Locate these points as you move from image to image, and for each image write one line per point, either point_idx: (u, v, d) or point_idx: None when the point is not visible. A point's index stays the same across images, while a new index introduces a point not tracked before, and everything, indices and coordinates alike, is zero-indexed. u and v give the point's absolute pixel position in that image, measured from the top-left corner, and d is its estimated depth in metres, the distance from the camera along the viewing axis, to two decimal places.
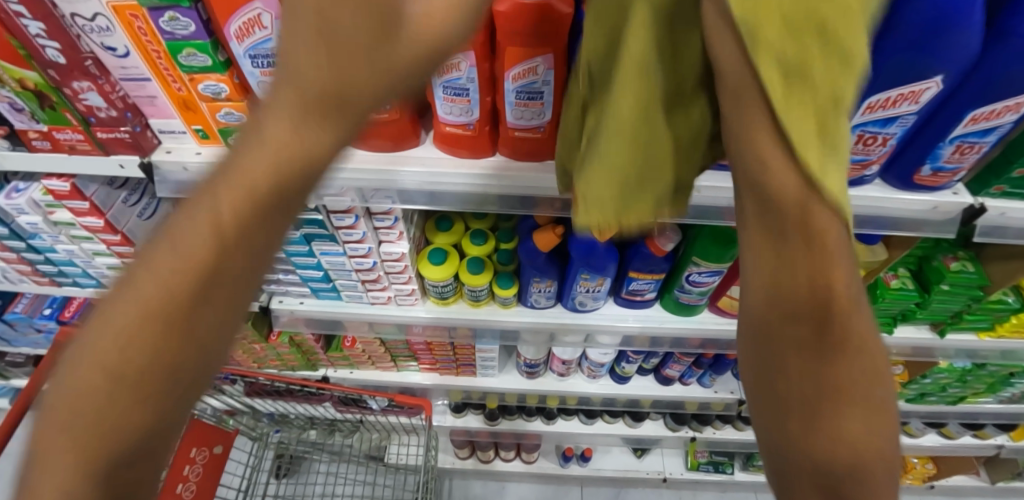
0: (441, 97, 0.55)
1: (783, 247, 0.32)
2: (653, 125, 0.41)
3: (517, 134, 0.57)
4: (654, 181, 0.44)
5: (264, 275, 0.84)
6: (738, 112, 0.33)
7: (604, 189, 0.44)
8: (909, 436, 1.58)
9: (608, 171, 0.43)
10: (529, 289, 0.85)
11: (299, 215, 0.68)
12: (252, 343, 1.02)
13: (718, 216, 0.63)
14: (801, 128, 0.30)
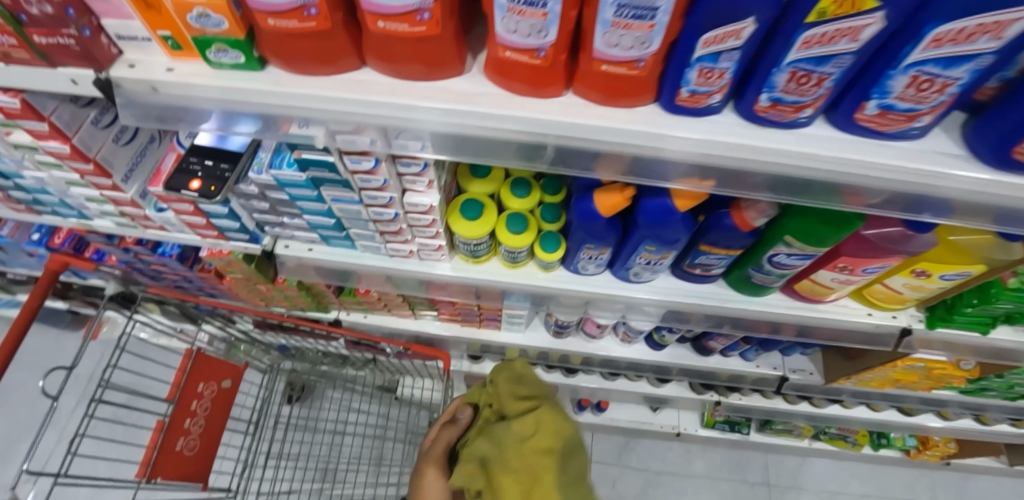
0: (505, 9, 0.38)
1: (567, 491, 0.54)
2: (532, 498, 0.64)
3: (604, 68, 0.42)
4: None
5: (267, 217, 0.72)
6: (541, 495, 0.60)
7: None
8: (944, 419, 1.45)
9: None
10: (578, 255, 0.72)
11: (304, 156, 0.54)
12: (257, 283, 0.93)
13: (830, 193, 0.51)
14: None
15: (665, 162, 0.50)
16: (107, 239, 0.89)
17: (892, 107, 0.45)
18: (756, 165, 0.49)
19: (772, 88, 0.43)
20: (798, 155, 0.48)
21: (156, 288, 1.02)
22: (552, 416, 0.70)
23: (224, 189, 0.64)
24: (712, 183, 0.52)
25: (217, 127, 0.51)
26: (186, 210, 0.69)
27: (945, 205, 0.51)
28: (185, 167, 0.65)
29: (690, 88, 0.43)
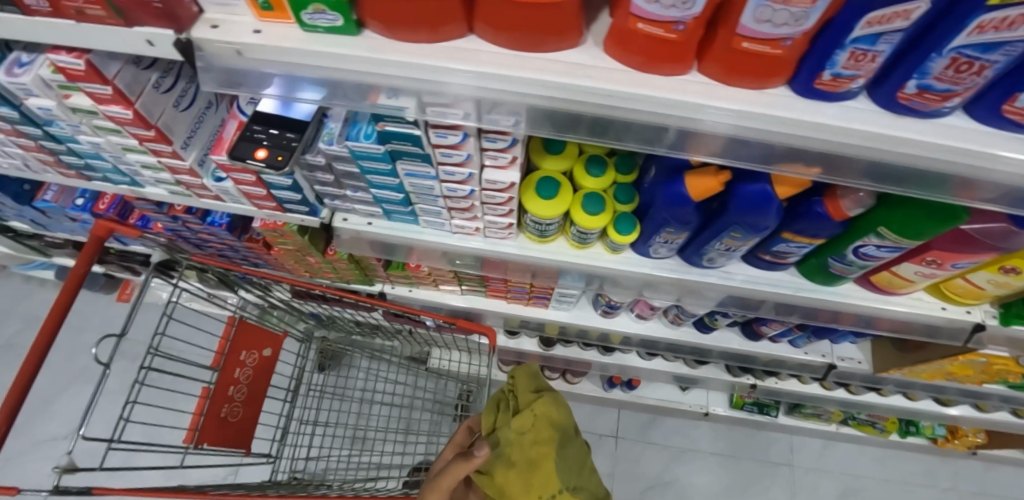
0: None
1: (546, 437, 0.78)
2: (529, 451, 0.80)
3: (745, 45, 0.39)
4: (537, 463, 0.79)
5: (329, 190, 0.69)
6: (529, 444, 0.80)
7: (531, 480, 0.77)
8: (981, 411, 1.42)
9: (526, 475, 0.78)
10: (653, 239, 0.69)
11: (388, 129, 0.51)
12: (306, 255, 0.91)
13: (959, 190, 0.47)
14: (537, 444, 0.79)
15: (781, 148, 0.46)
16: (156, 207, 0.87)
17: None
18: (881, 156, 0.46)
19: (924, 74, 0.40)
20: (934, 146, 0.44)
21: (200, 256, 1.01)
22: (550, 415, 0.82)
23: (292, 159, 0.61)
24: (830, 172, 0.48)
25: (281, 93, 0.48)
26: (247, 181, 0.67)
27: None
28: (248, 135, 0.62)
29: (834, 72, 0.41)
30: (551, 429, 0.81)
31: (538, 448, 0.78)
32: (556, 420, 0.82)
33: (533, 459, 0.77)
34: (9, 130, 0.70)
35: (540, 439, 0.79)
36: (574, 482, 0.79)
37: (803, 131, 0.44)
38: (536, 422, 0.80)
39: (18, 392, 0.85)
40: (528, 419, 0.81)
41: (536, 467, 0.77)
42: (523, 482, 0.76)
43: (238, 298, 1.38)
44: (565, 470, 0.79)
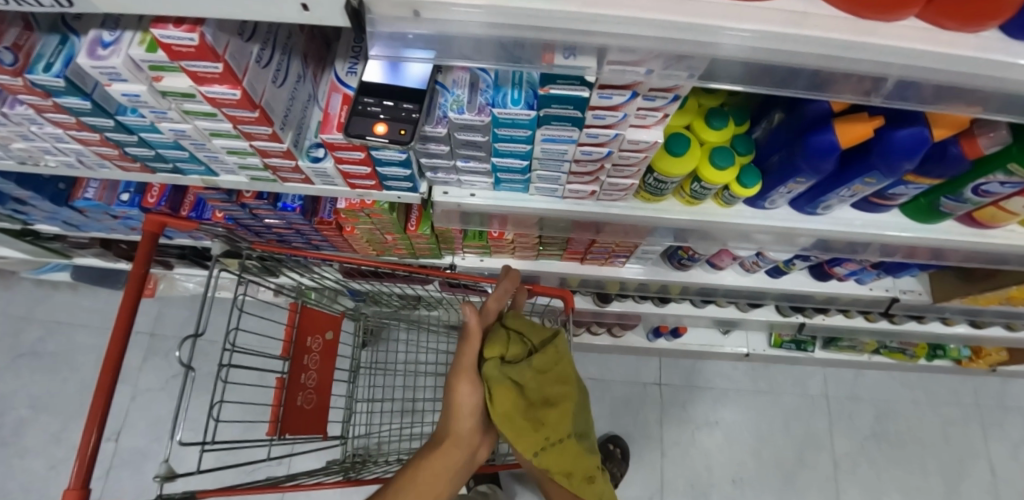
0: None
1: (566, 389, 0.83)
2: (549, 390, 0.80)
3: None
4: (557, 403, 0.80)
5: (437, 163, 0.65)
6: (547, 385, 0.81)
7: (551, 415, 0.78)
8: (1010, 331, 1.49)
9: (552, 412, 0.78)
10: (775, 189, 0.67)
11: (551, 92, 0.47)
12: (384, 233, 0.87)
13: None
14: (560, 395, 0.82)
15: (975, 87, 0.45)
16: (223, 196, 0.82)
17: None
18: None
19: None
20: None
21: (260, 243, 0.96)
22: (564, 361, 0.86)
23: (415, 132, 0.56)
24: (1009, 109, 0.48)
25: (386, 51, 0.46)
26: (355, 160, 0.62)
27: None
28: (361, 109, 0.57)
29: None
30: (566, 373, 0.85)
31: (554, 390, 0.81)
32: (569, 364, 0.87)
33: (547, 400, 0.80)
34: (72, 124, 0.63)
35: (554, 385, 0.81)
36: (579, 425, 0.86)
37: (1008, 72, 0.43)
38: (552, 361, 0.84)
39: (104, 402, 0.82)
40: (548, 357, 0.83)
41: (552, 405, 0.80)
42: (536, 416, 0.76)
43: (281, 280, 1.34)
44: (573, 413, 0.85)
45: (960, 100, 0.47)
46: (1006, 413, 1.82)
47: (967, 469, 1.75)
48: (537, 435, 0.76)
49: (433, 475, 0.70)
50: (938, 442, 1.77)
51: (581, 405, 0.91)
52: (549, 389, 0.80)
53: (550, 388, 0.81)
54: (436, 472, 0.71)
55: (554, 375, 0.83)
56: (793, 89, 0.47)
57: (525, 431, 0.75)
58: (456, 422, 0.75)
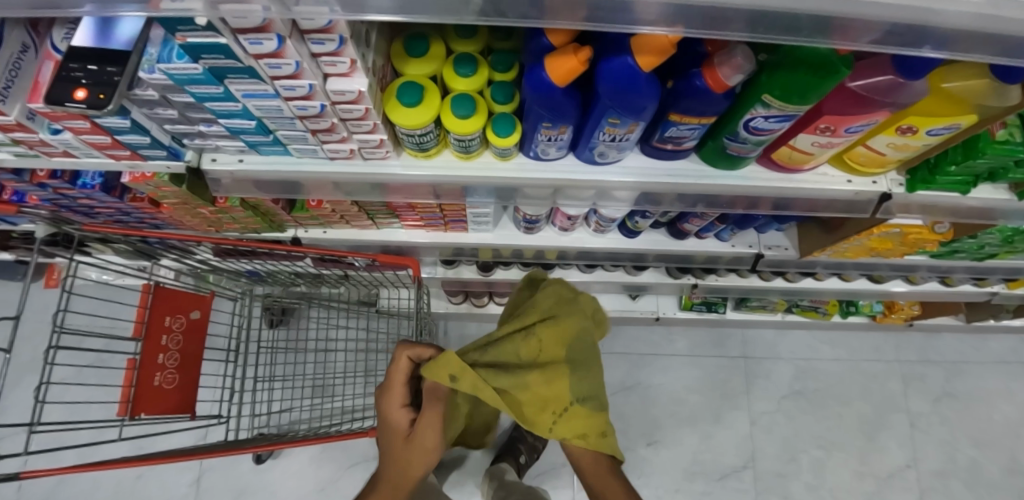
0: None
1: (563, 361, 0.78)
2: (549, 372, 0.76)
3: None
4: (556, 382, 0.76)
5: (182, 128, 0.64)
6: (545, 368, 0.76)
7: (552, 393, 0.76)
8: (911, 284, 1.52)
9: (550, 394, 0.76)
10: (535, 137, 0.64)
11: (189, 40, 0.45)
12: (197, 208, 0.85)
13: (819, 36, 0.45)
14: (554, 371, 0.77)
15: (881, 24, 0.44)
16: (16, 176, 0.79)
17: None
18: (927, 15, 0.42)
19: None
20: None
21: (91, 223, 0.94)
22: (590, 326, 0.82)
23: (116, 95, 0.53)
24: (680, 28, 0.45)
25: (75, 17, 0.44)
26: (83, 129, 0.60)
27: (949, 38, 0.45)
28: (65, 75, 0.53)
29: None
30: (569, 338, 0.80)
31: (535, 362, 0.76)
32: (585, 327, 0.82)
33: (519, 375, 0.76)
34: None
35: (540, 363, 0.76)
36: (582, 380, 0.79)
37: None
38: (547, 342, 0.77)
39: None
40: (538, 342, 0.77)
41: (549, 384, 0.76)
42: (537, 404, 0.75)
43: (165, 263, 1.31)
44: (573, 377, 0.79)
45: (629, 21, 0.44)
46: (925, 366, 1.89)
47: (885, 421, 1.81)
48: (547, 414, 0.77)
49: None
50: (856, 396, 1.83)
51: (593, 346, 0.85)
52: (547, 377, 0.76)
53: (550, 370, 0.76)
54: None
55: (547, 354, 0.77)
56: (432, 14, 0.44)
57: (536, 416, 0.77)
58: (401, 472, 0.79)
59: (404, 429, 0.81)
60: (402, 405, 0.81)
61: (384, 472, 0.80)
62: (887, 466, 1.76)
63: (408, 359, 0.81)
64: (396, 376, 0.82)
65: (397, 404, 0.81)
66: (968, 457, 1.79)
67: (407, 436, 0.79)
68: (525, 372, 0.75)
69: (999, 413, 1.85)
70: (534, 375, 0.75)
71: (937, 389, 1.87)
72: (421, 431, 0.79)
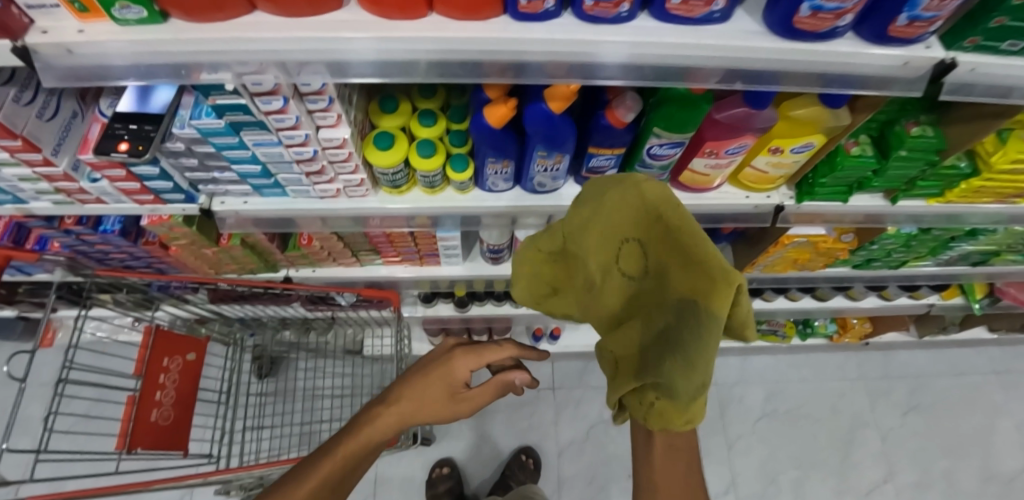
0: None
1: (665, 364, 0.46)
2: (653, 385, 0.49)
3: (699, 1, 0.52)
4: (674, 388, 0.46)
5: (198, 175, 0.79)
6: (647, 386, 0.50)
7: (673, 397, 0.46)
8: (853, 300, 1.68)
9: (671, 404, 0.48)
10: (485, 171, 0.80)
11: (218, 101, 0.61)
12: (203, 248, 0.98)
13: (679, 78, 0.60)
14: (659, 387, 0.48)
15: (718, 68, 0.59)
16: (46, 223, 0.92)
17: (917, 17, 0.55)
18: (748, 60, 0.59)
19: (913, 8, 0.53)
20: (633, 42, 0.56)
21: (103, 269, 1.05)
22: (690, 307, 0.44)
23: (152, 147, 0.67)
24: (576, 79, 0.60)
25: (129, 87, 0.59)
26: (119, 177, 0.74)
27: (776, 75, 0.61)
28: (111, 132, 0.68)
29: (813, 7, 0.52)
30: (664, 336, 0.48)
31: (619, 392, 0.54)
32: (696, 319, 0.43)
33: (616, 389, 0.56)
34: None
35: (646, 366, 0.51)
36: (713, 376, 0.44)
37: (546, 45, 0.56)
38: (651, 334, 0.50)
39: None
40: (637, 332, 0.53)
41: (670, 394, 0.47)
42: (678, 414, 0.48)
43: (161, 313, 1.40)
44: (691, 408, 0.46)
45: (537, 75, 0.59)
46: (890, 382, 2.02)
47: (858, 438, 1.90)
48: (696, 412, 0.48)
49: (360, 469, 0.73)
50: (825, 415, 1.93)
51: (702, 262, 0.43)
52: (664, 392, 0.47)
53: (659, 379, 0.47)
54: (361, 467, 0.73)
55: (653, 361, 0.49)
56: (386, 76, 0.58)
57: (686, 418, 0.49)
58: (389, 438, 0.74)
59: (444, 394, 0.75)
60: (471, 369, 0.77)
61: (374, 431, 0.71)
62: (865, 482, 1.84)
63: (513, 354, 0.80)
64: (488, 347, 0.78)
65: (440, 389, 0.75)
66: (942, 469, 1.89)
67: (451, 401, 0.76)
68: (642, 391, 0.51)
69: (961, 423, 1.96)
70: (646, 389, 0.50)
71: (902, 403, 1.99)
72: (464, 406, 0.78)
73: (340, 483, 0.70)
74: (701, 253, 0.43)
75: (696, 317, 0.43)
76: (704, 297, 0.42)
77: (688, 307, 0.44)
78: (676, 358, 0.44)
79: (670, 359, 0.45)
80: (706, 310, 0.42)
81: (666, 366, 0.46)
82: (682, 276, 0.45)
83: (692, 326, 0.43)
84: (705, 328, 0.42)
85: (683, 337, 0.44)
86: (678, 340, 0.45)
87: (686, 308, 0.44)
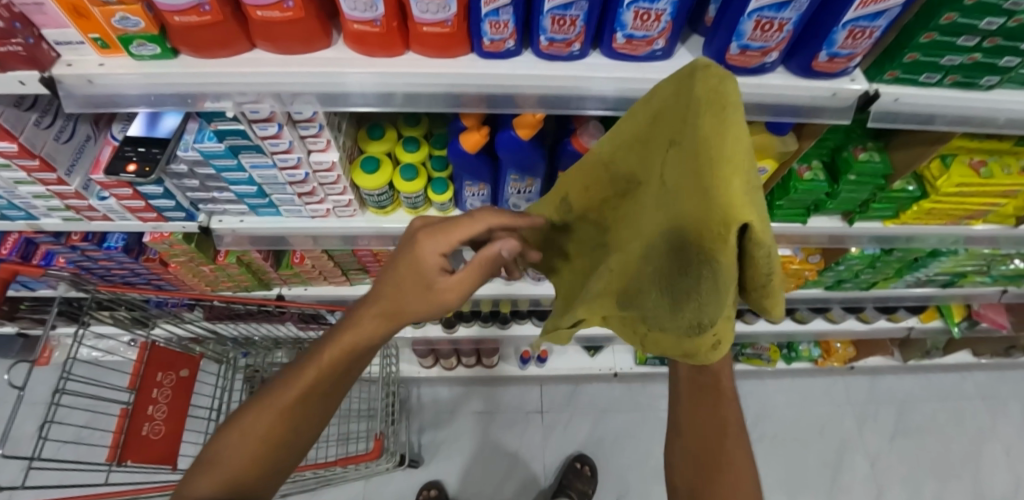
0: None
1: (685, 286, 0.50)
2: (670, 309, 0.53)
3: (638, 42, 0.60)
4: (687, 312, 0.50)
5: (199, 195, 0.85)
6: (666, 309, 0.54)
7: (681, 320, 0.51)
8: (833, 323, 1.73)
9: (679, 327, 0.53)
10: (463, 193, 0.87)
11: (220, 126, 0.68)
12: (200, 265, 1.04)
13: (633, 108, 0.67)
14: (677, 311, 0.52)
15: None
16: (54, 238, 0.98)
17: (836, 54, 0.62)
18: None
19: (832, 46, 0.61)
20: (588, 77, 0.63)
21: (105, 285, 1.11)
22: (698, 234, 0.45)
23: (157, 168, 0.74)
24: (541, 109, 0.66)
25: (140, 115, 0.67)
26: (125, 195, 0.81)
27: None
28: (121, 154, 0.75)
29: (743, 44, 0.60)
30: (679, 257, 0.50)
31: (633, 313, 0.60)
32: (701, 248, 0.45)
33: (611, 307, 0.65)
34: None
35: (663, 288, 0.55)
36: (708, 317, 0.48)
37: (511, 80, 0.63)
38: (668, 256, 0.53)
39: None
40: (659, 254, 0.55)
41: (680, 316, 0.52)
42: (679, 341, 0.53)
43: (157, 331, 1.44)
44: (689, 340, 0.52)
45: (505, 105, 0.66)
46: (876, 406, 2.04)
47: (846, 463, 1.91)
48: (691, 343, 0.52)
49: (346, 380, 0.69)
50: (813, 439, 1.94)
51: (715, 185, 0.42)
52: (678, 313, 0.52)
53: (677, 302, 0.52)
54: (350, 378, 0.69)
55: (671, 281, 0.53)
56: (370, 106, 0.65)
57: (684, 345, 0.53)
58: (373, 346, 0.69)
59: (421, 281, 0.65)
60: (441, 252, 0.65)
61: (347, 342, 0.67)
62: None
63: (489, 223, 0.67)
64: (460, 222, 0.66)
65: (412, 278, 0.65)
66: (933, 494, 1.88)
67: (428, 290, 0.66)
68: (657, 310, 0.56)
69: (948, 447, 1.97)
70: (662, 313, 0.55)
71: (889, 426, 2.00)
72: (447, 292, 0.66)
73: (324, 390, 0.67)
74: (727, 173, 0.42)
75: (708, 244, 0.44)
76: (713, 220, 0.43)
77: (700, 232, 0.45)
78: (693, 281, 0.48)
79: (690, 284, 0.49)
80: (712, 238, 0.43)
81: (685, 290, 0.50)
82: (701, 196, 0.44)
83: (705, 252, 0.45)
84: (712, 255, 0.44)
85: (699, 262, 0.46)
86: (694, 266, 0.47)
87: (700, 232, 0.45)
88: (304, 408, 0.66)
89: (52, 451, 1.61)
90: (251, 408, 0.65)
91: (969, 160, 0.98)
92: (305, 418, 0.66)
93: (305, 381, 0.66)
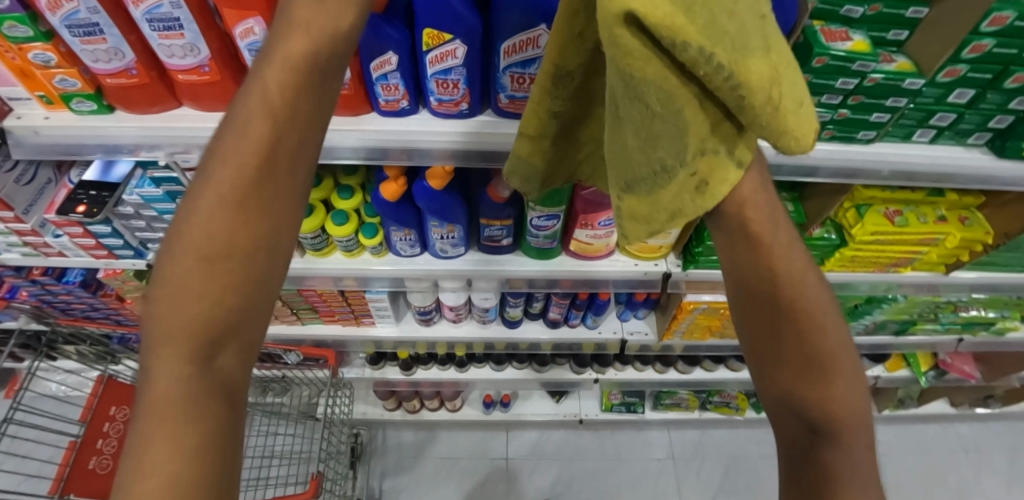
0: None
1: (634, 129, 0.43)
2: (631, 162, 0.45)
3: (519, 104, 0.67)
4: (655, 162, 0.42)
5: (147, 235, 0.92)
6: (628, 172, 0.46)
7: (642, 172, 0.44)
8: None
9: (648, 185, 0.44)
10: (393, 238, 0.93)
11: (155, 174, 0.75)
12: None
13: None
14: (634, 166, 0.45)
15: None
16: (15, 273, 1.03)
17: None
18: None
19: None
20: (482, 133, 0.68)
21: (65, 319, 1.16)
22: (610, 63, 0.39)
23: (104, 210, 0.81)
24: (453, 163, 0.71)
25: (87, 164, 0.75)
26: (77, 234, 0.87)
27: None
28: (73, 197, 0.82)
29: None
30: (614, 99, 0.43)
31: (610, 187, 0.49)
32: (619, 72, 0.39)
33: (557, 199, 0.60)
34: None
35: (615, 142, 0.47)
36: (670, 154, 0.41)
37: (417, 135, 0.69)
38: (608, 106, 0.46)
39: None
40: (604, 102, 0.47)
41: (643, 175, 0.44)
42: (650, 199, 0.45)
43: (122, 367, 1.48)
44: (658, 197, 0.44)
45: (417, 158, 0.71)
46: None
47: None
48: (661, 206, 0.44)
49: (264, 281, 0.40)
50: None
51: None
52: (643, 166, 0.44)
53: (632, 156, 0.44)
54: (266, 272, 0.40)
55: (619, 127, 0.45)
56: None
57: (656, 204, 0.44)
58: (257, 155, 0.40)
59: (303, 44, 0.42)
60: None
61: (231, 219, 0.38)
62: None
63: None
64: None
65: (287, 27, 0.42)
66: None
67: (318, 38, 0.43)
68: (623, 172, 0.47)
69: None
70: (629, 171, 0.46)
71: None
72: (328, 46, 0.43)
73: (232, 311, 0.38)
74: None
75: (629, 70, 0.38)
76: (615, 35, 0.37)
77: (614, 55, 0.38)
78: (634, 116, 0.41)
79: (635, 121, 0.42)
80: (626, 59, 0.38)
81: (634, 136, 0.43)
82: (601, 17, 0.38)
83: (628, 80, 0.39)
84: (634, 76, 0.39)
85: (632, 93, 0.40)
86: (630, 97, 0.40)
87: (614, 53, 0.38)
88: (216, 355, 0.38)
89: (10, 488, 1.61)
90: (139, 395, 0.37)
91: (884, 210, 1.03)
92: (227, 370, 0.39)
93: (185, 317, 0.37)
